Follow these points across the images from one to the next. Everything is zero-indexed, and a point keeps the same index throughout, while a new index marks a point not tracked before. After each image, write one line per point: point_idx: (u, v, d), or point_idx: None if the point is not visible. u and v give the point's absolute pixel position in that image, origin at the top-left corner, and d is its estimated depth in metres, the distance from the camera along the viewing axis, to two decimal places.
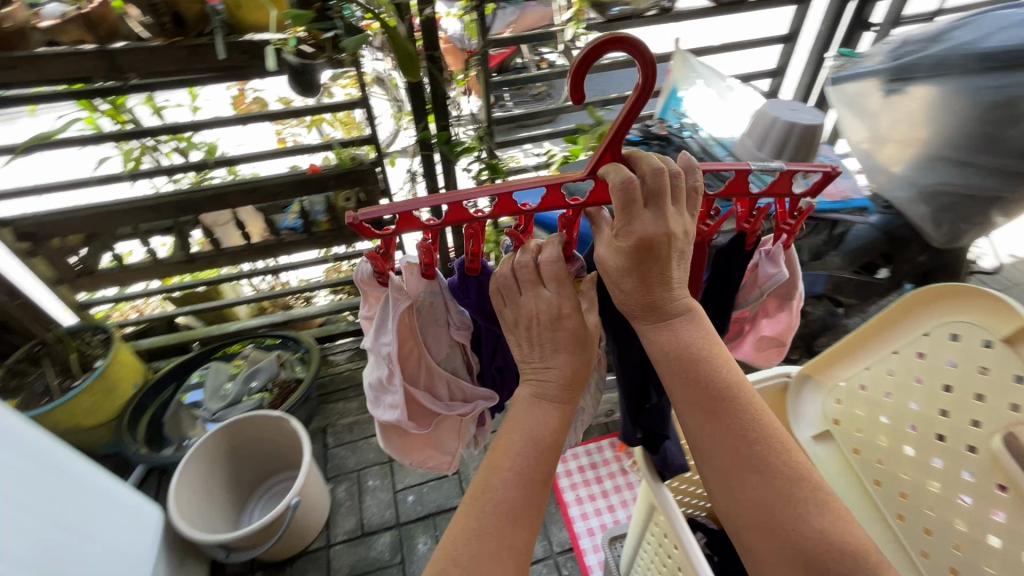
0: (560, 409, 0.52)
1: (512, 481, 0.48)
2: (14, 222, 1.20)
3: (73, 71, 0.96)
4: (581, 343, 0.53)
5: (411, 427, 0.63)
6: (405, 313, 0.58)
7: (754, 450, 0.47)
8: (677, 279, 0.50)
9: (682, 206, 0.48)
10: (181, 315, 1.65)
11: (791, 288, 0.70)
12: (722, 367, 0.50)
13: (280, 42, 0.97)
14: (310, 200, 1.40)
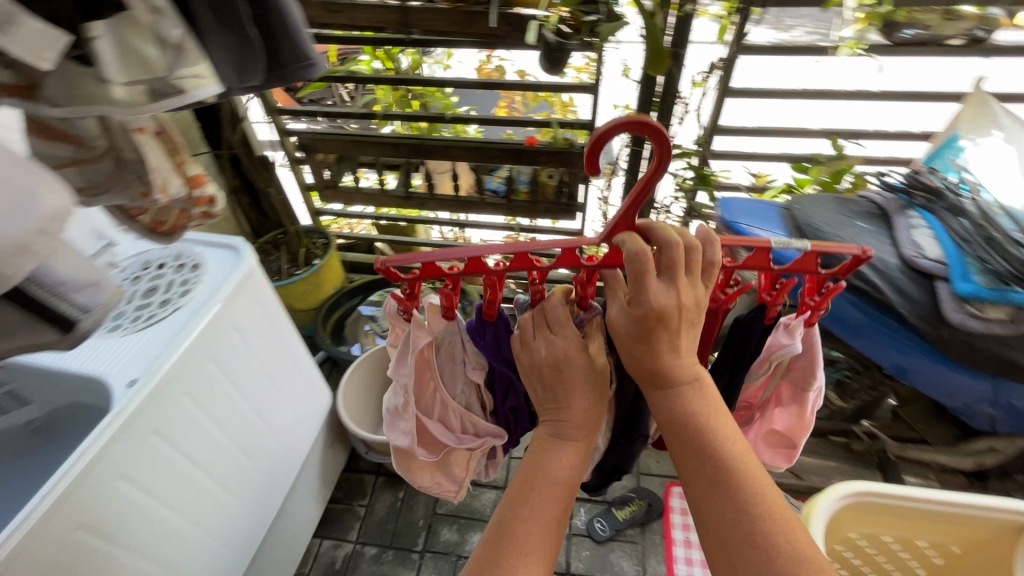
0: (571, 449, 0.55)
1: (532, 518, 0.50)
2: (298, 134, 1.50)
3: (374, 21, 1.15)
4: (590, 388, 0.56)
5: (421, 452, 0.72)
6: (422, 350, 0.64)
7: (758, 520, 0.46)
8: (688, 346, 0.52)
9: (694, 278, 0.50)
10: (381, 241, 1.90)
11: (810, 372, 0.71)
12: (721, 433, 0.50)
13: (543, 19, 1.04)
14: (519, 169, 1.48)
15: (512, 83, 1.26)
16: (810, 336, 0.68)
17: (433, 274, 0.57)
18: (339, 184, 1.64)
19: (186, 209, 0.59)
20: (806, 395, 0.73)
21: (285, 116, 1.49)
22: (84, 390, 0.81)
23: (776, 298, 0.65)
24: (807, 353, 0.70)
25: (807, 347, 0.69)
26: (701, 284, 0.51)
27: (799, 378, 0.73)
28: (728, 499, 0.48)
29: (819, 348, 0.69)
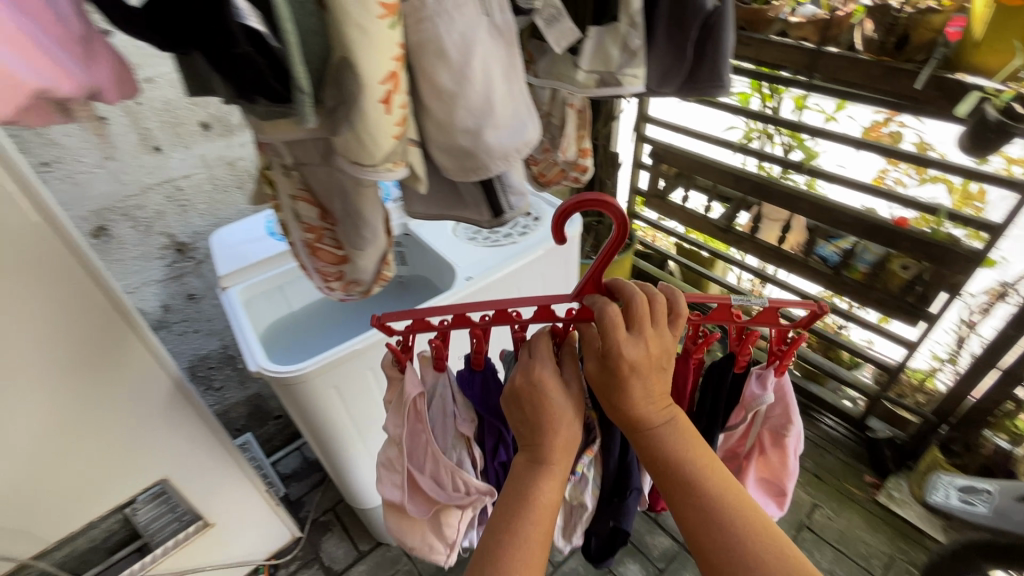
0: (553, 478, 0.53)
1: (518, 558, 0.48)
2: (654, 143, 1.62)
3: (780, 58, 1.16)
4: (570, 419, 0.55)
5: (411, 508, 0.71)
6: (415, 399, 0.64)
7: (766, 553, 0.46)
8: (662, 387, 0.52)
9: (664, 327, 0.51)
10: (674, 261, 1.86)
11: (785, 418, 0.66)
12: (709, 469, 0.50)
13: (992, 92, 0.89)
14: (868, 245, 1.28)
15: (905, 152, 1.11)
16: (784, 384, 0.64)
17: (424, 326, 0.62)
18: (668, 196, 1.70)
19: (566, 169, 0.70)
20: (784, 439, 0.67)
21: (649, 125, 1.64)
22: (437, 270, 1.12)
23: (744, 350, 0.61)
24: (781, 397, 0.65)
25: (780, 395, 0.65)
26: (671, 332, 0.52)
27: (778, 431, 0.67)
28: (727, 532, 0.47)
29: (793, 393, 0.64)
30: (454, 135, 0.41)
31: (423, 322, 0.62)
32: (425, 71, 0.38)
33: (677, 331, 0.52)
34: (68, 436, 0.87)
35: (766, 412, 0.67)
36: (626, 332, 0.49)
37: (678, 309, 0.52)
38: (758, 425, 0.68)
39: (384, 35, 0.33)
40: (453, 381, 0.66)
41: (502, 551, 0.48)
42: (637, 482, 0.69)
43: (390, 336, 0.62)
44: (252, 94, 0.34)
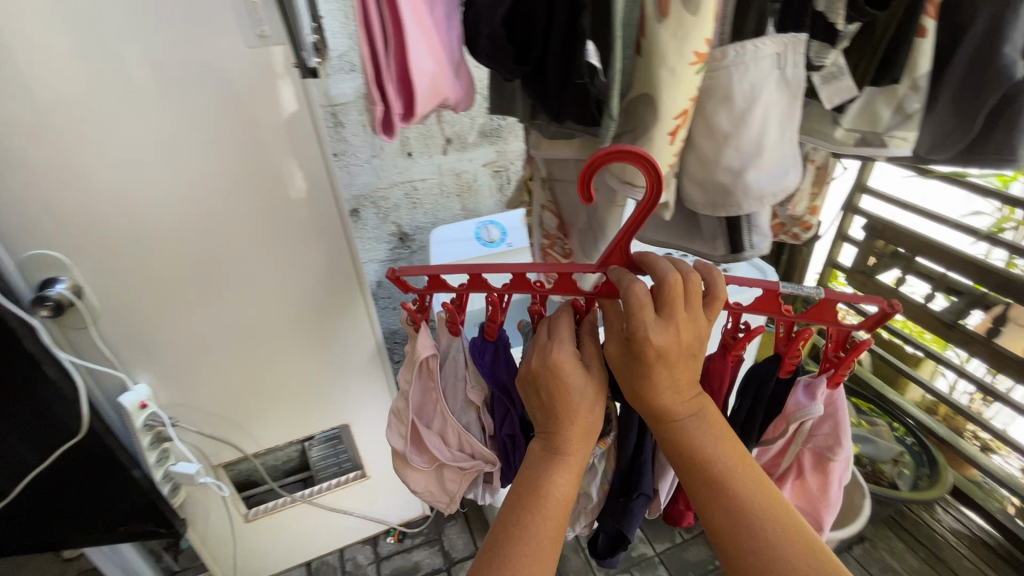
0: (568, 467, 0.55)
1: (535, 546, 0.51)
2: (869, 216, 1.47)
3: None
4: (588, 407, 0.56)
5: (417, 462, 0.76)
6: (426, 358, 0.70)
7: (797, 557, 0.49)
8: (690, 379, 0.52)
9: (697, 311, 0.49)
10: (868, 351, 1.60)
11: (833, 439, 0.67)
12: (739, 469, 0.52)
13: None
14: None
15: None
16: (838, 398, 0.66)
17: (436, 287, 0.65)
18: (876, 276, 1.51)
19: (787, 225, 0.68)
20: (830, 463, 0.67)
21: (865, 196, 1.48)
22: None
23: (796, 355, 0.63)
24: (833, 412, 0.66)
25: (829, 408, 0.66)
26: (705, 315, 0.50)
27: (825, 452, 0.68)
28: (755, 529, 0.50)
29: (846, 408, 0.66)
30: (715, 172, 0.44)
31: (436, 282, 0.65)
32: (706, 111, 0.43)
33: (712, 318, 0.51)
34: (302, 364, 1.10)
35: (816, 428, 0.68)
36: (656, 316, 0.48)
37: (716, 295, 0.51)
38: (804, 442, 0.69)
39: (688, 78, 0.38)
40: (465, 348, 0.71)
41: (522, 537, 0.51)
42: (647, 487, 0.70)
43: (404, 293, 0.66)
44: (566, 116, 0.42)
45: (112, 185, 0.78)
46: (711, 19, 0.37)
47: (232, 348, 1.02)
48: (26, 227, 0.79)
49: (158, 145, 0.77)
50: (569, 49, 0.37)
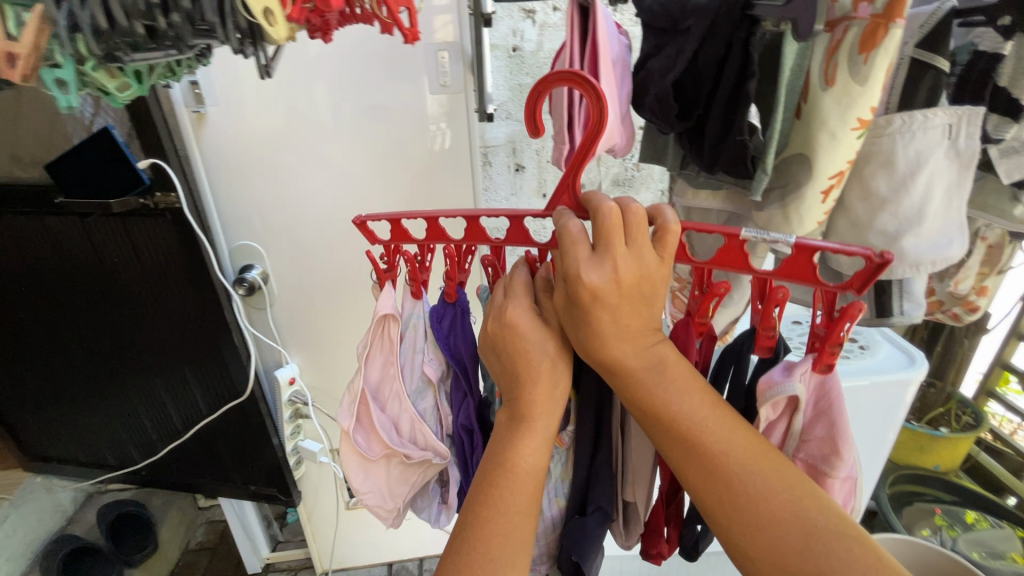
0: (531, 432, 0.49)
1: (504, 526, 0.46)
2: None
3: None
4: (548, 365, 0.50)
5: (358, 441, 0.66)
6: (385, 320, 0.61)
7: (805, 530, 0.41)
8: (644, 326, 0.45)
9: (642, 247, 0.43)
10: None
11: (829, 449, 0.48)
12: (720, 427, 0.44)
13: None
14: None
15: None
16: (831, 386, 0.47)
17: (403, 238, 0.58)
18: None
19: (947, 303, 0.62)
20: (830, 478, 0.48)
21: None
22: None
23: (776, 330, 0.47)
24: (825, 405, 0.48)
25: (820, 401, 0.48)
26: (654, 253, 0.43)
27: (822, 462, 0.48)
28: (751, 493, 0.42)
29: (843, 399, 0.47)
30: (868, 235, 0.45)
31: (401, 233, 0.58)
32: (863, 174, 0.44)
33: (666, 261, 0.43)
34: None
35: (806, 429, 0.49)
36: (591, 251, 0.43)
37: (666, 229, 0.43)
38: (793, 449, 0.50)
39: (849, 142, 0.40)
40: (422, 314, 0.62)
41: (487, 517, 0.46)
42: (601, 500, 0.60)
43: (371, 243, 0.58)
44: (717, 169, 0.46)
45: (313, 196, 0.98)
46: (879, 90, 0.39)
47: None
48: (242, 222, 1.00)
49: (349, 167, 0.96)
50: (731, 111, 0.42)
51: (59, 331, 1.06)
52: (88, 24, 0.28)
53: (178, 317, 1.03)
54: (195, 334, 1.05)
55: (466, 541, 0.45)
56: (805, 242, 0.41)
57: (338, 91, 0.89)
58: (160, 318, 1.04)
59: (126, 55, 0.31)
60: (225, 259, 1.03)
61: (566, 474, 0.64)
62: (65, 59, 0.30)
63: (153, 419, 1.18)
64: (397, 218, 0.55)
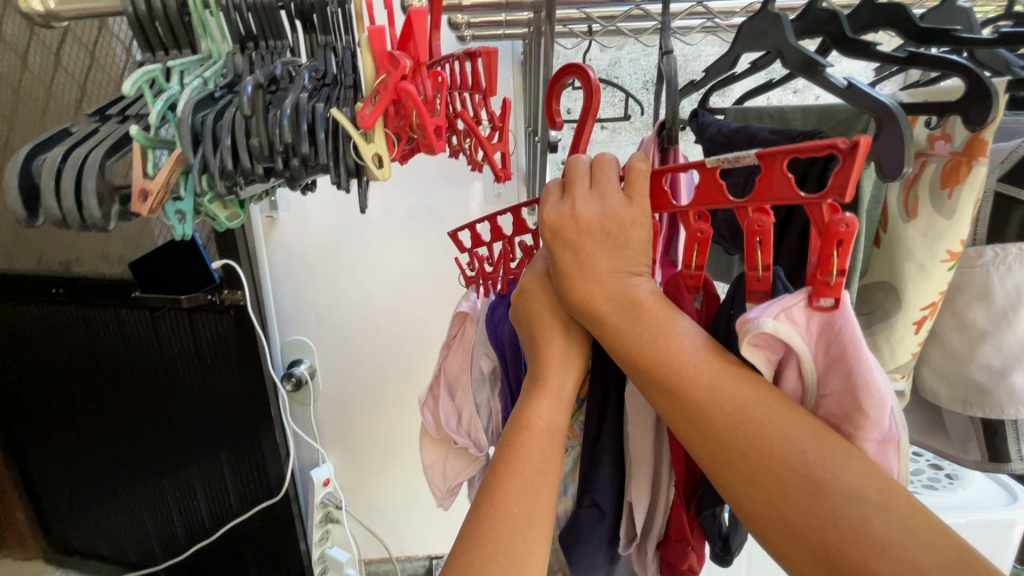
0: (548, 393, 0.39)
1: (524, 492, 0.36)
2: None
3: None
4: (563, 327, 0.41)
5: (423, 419, 0.59)
6: (461, 316, 0.56)
7: (824, 492, 0.27)
8: (616, 274, 0.35)
9: (609, 183, 0.36)
10: None
11: (848, 408, 0.30)
12: (703, 366, 0.31)
13: None
14: None
15: None
16: (842, 327, 0.30)
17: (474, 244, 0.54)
18: None
19: None
20: (863, 444, 0.30)
21: None
22: None
23: (770, 267, 0.32)
24: (837, 350, 0.30)
25: (830, 342, 0.30)
26: (618, 190, 0.36)
27: (846, 423, 0.30)
28: (746, 447, 0.29)
29: (862, 340, 0.29)
30: (968, 368, 0.41)
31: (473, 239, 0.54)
32: (957, 305, 0.42)
33: (636, 201, 0.35)
34: None
35: (815, 381, 0.31)
36: (557, 196, 0.38)
37: (631, 168, 0.35)
38: (807, 405, 0.32)
39: (940, 274, 0.39)
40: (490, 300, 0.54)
41: (478, 505, 0.36)
42: (602, 499, 0.46)
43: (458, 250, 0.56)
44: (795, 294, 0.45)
45: (367, 292, 1.01)
46: (968, 223, 0.38)
47: (405, 446, 1.12)
48: (296, 317, 1.03)
49: (404, 266, 1.00)
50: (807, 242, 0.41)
51: (111, 418, 1.08)
52: (216, 166, 0.31)
53: (225, 407, 1.04)
54: (239, 424, 1.05)
55: (480, 509, 0.36)
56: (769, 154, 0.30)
57: (399, 198, 0.95)
58: (210, 406, 1.05)
59: (241, 190, 0.34)
60: (277, 353, 1.05)
61: (576, 468, 0.53)
62: (187, 192, 0.33)
63: (183, 513, 1.14)
64: (472, 225, 0.53)
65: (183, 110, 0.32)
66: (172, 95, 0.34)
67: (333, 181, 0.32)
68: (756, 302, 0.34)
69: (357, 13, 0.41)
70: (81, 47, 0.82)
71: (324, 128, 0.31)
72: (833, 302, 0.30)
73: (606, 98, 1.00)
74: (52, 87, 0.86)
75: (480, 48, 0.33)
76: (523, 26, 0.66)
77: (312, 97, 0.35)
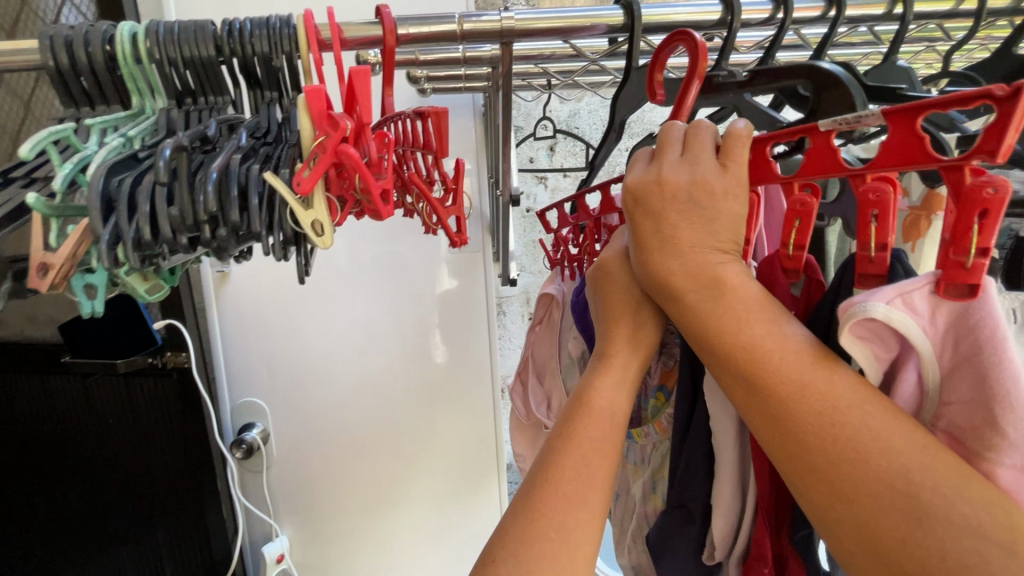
0: (612, 371, 0.35)
1: (577, 474, 0.31)
2: None
3: None
4: (639, 305, 0.36)
5: (513, 401, 0.65)
6: (549, 301, 0.59)
7: (930, 517, 0.23)
8: (700, 250, 0.30)
9: (705, 151, 0.31)
10: None
11: (981, 417, 0.24)
12: (794, 355, 0.27)
13: None
14: None
15: None
16: (980, 320, 0.24)
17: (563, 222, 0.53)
18: None
19: None
20: (991, 469, 0.24)
21: None
22: None
23: (888, 247, 0.27)
24: (971, 348, 0.25)
25: (963, 338, 0.25)
26: (712, 159, 0.31)
27: (972, 438, 0.25)
28: (839, 451, 0.25)
29: (1005, 336, 0.24)
30: None
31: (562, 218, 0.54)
32: None
33: (731, 171, 0.30)
34: (426, 547, 1.06)
35: (938, 385, 0.26)
36: (644, 165, 0.34)
37: (729, 135, 0.31)
38: (925, 416, 0.27)
39: None
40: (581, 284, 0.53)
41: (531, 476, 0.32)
42: (688, 501, 0.40)
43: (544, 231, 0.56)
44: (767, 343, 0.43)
45: (329, 344, 0.96)
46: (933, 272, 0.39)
47: (369, 515, 1.04)
48: (249, 378, 0.96)
49: (369, 315, 0.95)
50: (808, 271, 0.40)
51: (26, 503, 0.95)
52: (131, 236, 0.28)
53: (168, 473, 0.95)
54: (179, 495, 0.96)
55: (533, 475, 0.32)
56: (894, 110, 0.25)
57: (363, 246, 0.92)
58: (150, 475, 0.95)
59: (164, 260, 0.30)
60: (226, 417, 0.97)
61: (664, 466, 0.47)
62: (98, 266, 0.29)
63: None
64: (558, 206, 0.54)
65: (95, 174, 0.28)
66: (85, 156, 0.30)
67: (269, 252, 0.29)
68: (866, 288, 0.29)
69: (304, 69, 0.39)
70: (14, 98, 0.78)
71: (259, 192, 0.28)
72: (971, 291, 0.25)
73: (568, 149, 1.02)
74: None
75: (431, 107, 0.31)
76: (483, 81, 0.66)
77: (247, 157, 0.32)
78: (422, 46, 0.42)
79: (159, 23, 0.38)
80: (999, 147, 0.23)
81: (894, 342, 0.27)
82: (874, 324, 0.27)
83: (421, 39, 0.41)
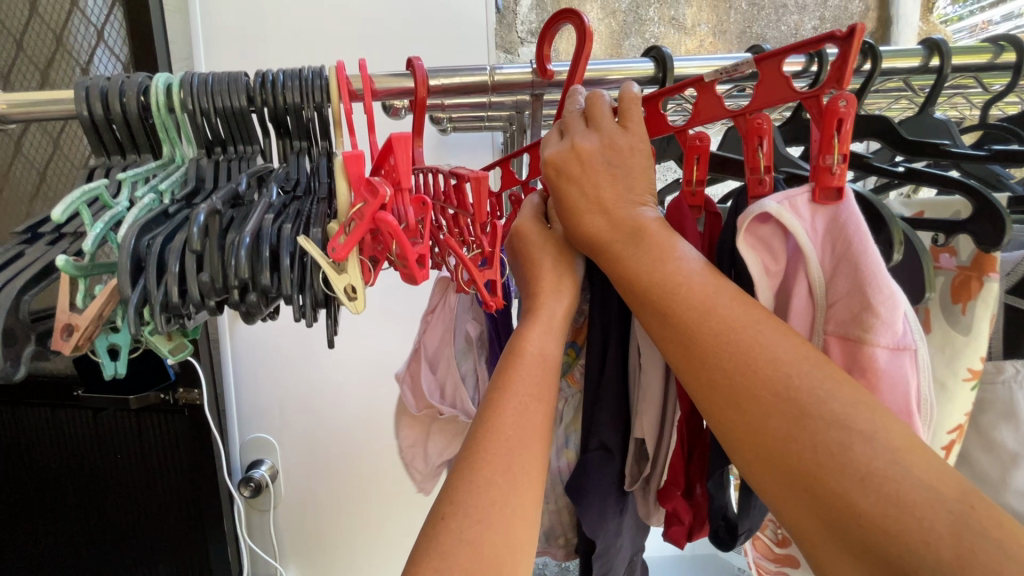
0: (540, 320, 0.34)
1: (516, 416, 0.30)
2: None
3: None
4: (557, 252, 0.36)
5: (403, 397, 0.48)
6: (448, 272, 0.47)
7: (806, 415, 0.24)
8: (621, 204, 0.32)
9: (604, 119, 0.33)
10: None
11: (857, 306, 0.28)
12: (701, 284, 0.28)
13: None
14: None
15: None
16: (846, 218, 0.28)
17: None
18: None
19: None
20: (869, 351, 0.27)
21: None
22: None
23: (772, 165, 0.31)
24: (844, 246, 0.28)
25: (834, 236, 0.29)
26: (613, 122, 0.33)
27: (853, 328, 0.28)
28: (733, 366, 0.26)
29: (867, 229, 0.28)
30: (1005, 495, 0.37)
31: None
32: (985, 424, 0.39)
33: (633, 129, 0.32)
34: None
35: (823, 287, 0.29)
36: (556, 139, 0.35)
37: (625, 99, 0.33)
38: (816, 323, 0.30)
39: (964, 395, 0.35)
40: None
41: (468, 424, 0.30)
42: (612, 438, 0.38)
43: None
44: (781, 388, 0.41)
45: (337, 375, 0.94)
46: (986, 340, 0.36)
47: (373, 557, 1.00)
48: (253, 407, 0.94)
49: (377, 347, 0.94)
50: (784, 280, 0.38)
51: (15, 521, 0.93)
52: (160, 299, 0.27)
53: (159, 494, 0.93)
54: (180, 532, 0.93)
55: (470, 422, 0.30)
56: (765, 57, 0.30)
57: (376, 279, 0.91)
58: (140, 496, 0.93)
59: (190, 319, 0.29)
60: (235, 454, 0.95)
61: (578, 416, 0.46)
62: (123, 324, 0.29)
63: None
64: None
65: (127, 233, 0.27)
66: (116, 214, 0.30)
67: (299, 314, 0.28)
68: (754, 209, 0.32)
69: (334, 119, 0.39)
70: (46, 135, 0.80)
71: (291, 251, 0.28)
72: (837, 193, 0.29)
73: None
74: (6, 174, 0.81)
75: (469, 170, 0.31)
76: (501, 121, 0.66)
77: (279, 214, 0.31)
78: (452, 96, 0.42)
79: (195, 76, 0.38)
80: (842, 72, 0.29)
81: (779, 249, 0.31)
82: (763, 229, 0.31)
83: (449, 90, 0.41)
